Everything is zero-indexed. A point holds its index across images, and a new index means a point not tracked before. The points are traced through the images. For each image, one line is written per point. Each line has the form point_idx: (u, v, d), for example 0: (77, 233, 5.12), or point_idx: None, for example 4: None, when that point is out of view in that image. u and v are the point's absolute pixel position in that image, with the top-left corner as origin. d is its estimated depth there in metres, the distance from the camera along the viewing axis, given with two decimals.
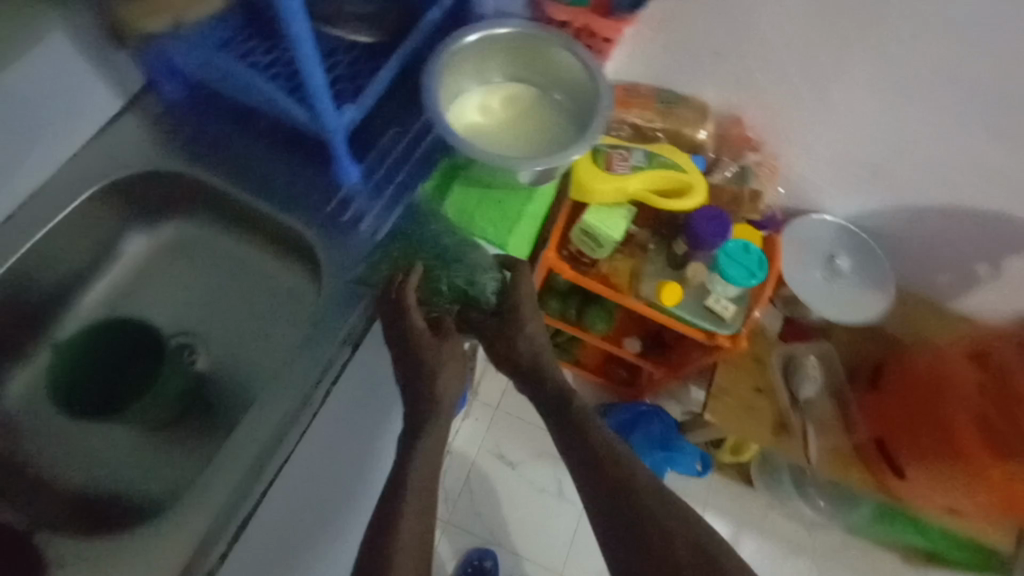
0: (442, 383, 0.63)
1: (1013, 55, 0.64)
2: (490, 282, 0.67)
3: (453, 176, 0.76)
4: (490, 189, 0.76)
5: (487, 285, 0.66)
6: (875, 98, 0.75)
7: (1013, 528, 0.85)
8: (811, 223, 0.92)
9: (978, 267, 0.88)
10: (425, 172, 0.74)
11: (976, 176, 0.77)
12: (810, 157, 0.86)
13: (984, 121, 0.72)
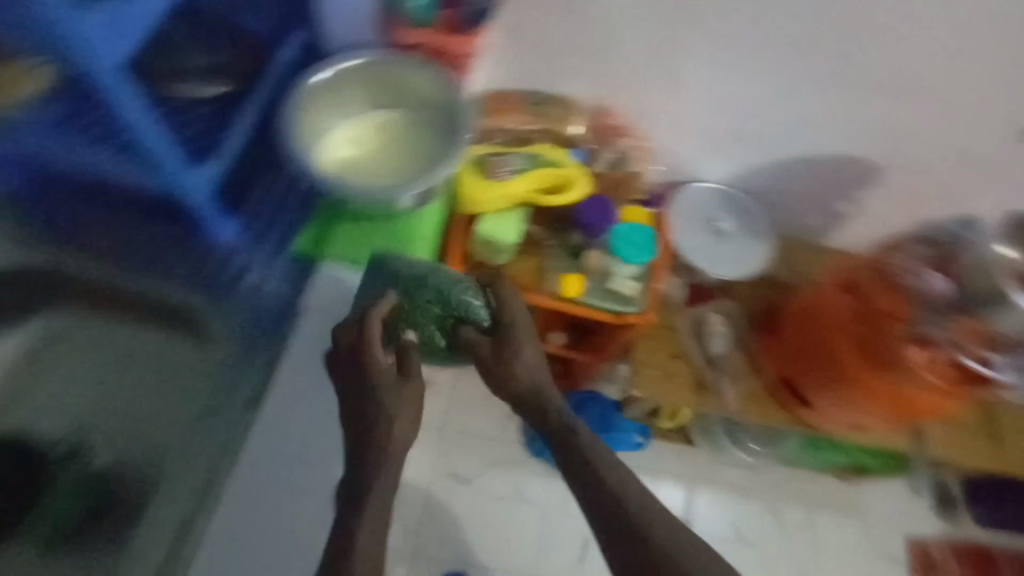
0: (396, 410, 0.65)
1: (817, 17, 0.71)
2: (469, 300, 0.71)
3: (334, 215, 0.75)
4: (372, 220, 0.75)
5: (465, 303, 0.71)
6: (718, 70, 0.80)
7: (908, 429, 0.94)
8: (693, 193, 0.96)
9: (839, 206, 0.97)
10: (304, 215, 0.77)
11: (817, 127, 0.85)
12: (678, 133, 0.90)
13: (813, 75, 0.78)
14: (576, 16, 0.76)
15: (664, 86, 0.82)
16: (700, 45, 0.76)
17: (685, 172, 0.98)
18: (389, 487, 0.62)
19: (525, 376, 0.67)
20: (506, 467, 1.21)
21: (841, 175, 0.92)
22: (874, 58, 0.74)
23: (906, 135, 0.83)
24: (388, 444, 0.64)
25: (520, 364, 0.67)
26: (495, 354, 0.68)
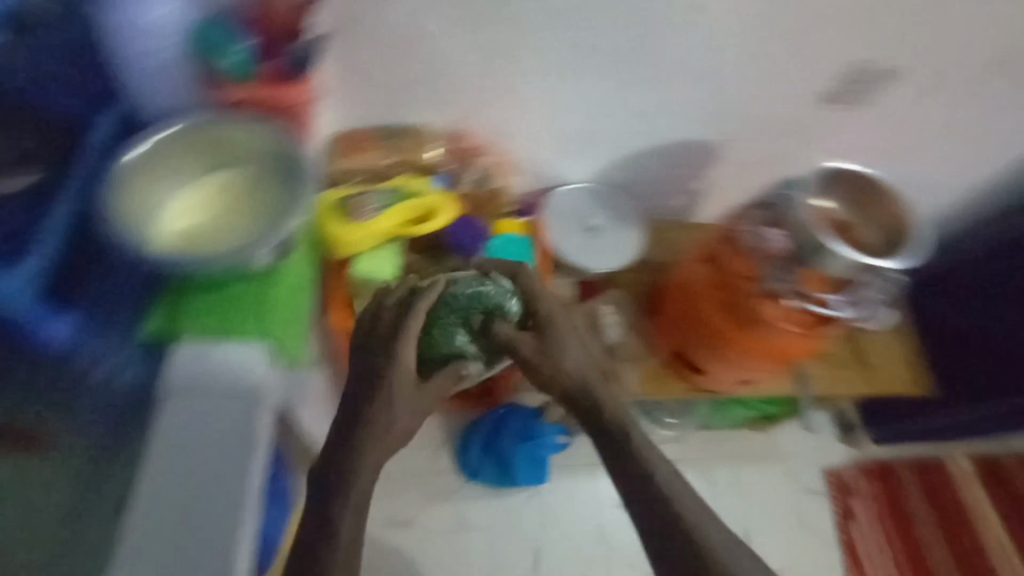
0: (399, 403, 0.66)
1: (631, 22, 0.76)
2: (507, 299, 0.76)
3: (180, 294, 0.67)
4: (227, 287, 0.67)
5: (504, 302, 0.75)
6: (555, 81, 0.83)
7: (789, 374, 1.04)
8: (561, 197, 0.99)
9: (693, 184, 1.04)
10: (147, 303, 0.67)
11: (655, 119, 0.91)
12: (535, 142, 0.93)
13: (642, 73, 0.84)
14: (404, 48, 0.76)
15: (508, 103, 0.85)
16: (531, 61, 0.79)
17: (549, 180, 1.01)
18: (366, 492, 0.62)
19: (568, 368, 0.71)
20: (450, 500, 1.20)
21: (687, 156, 0.99)
22: (689, 48, 0.81)
23: (733, 113, 0.91)
24: (385, 428, 0.65)
25: (567, 358, 0.71)
26: (542, 347, 0.72)
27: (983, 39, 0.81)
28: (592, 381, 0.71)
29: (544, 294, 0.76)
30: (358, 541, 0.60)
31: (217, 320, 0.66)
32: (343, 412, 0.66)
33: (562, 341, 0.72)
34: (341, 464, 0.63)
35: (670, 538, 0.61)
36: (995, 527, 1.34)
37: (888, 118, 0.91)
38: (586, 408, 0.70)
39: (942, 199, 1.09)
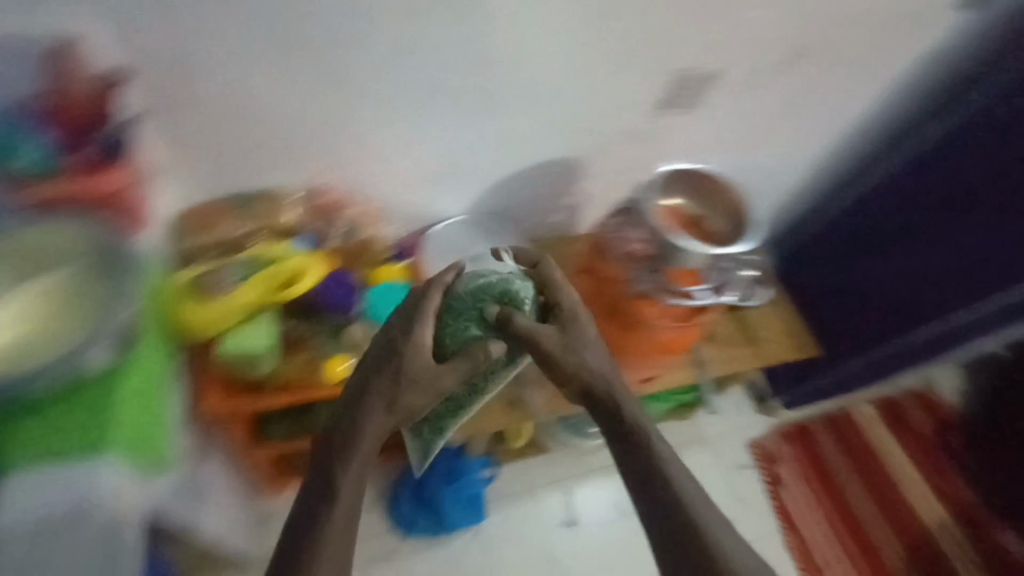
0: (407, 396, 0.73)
1: (462, 64, 0.77)
2: (524, 294, 0.82)
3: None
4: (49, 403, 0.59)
5: (522, 295, 0.81)
6: (403, 128, 0.82)
7: (685, 360, 1.10)
8: (437, 234, 0.99)
9: (567, 198, 1.07)
10: None
11: (513, 147, 0.92)
12: (398, 187, 0.92)
13: (487, 108, 0.84)
14: (232, 114, 0.73)
15: (359, 153, 0.84)
16: (370, 110, 0.78)
17: (425, 219, 1.00)
18: (363, 471, 0.69)
19: (580, 363, 0.75)
20: (398, 551, 1.19)
21: (555, 175, 1.02)
22: (528, 80, 0.82)
23: (587, 131, 0.94)
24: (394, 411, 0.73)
25: (584, 355, 0.75)
26: (565, 342, 0.75)
27: (787, 34, 0.88)
28: (601, 379, 0.75)
29: (564, 290, 0.79)
30: (351, 518, 0.67)
31: (40, 443, 0.58)
32: (359, 386, 0.74)
33: (580, 337, 0.76)
34: (342, 442, 0.71)
35: (662, 497, 0.70)
36: (903, 463, 1.49)
37: (723, 111, 0.98)
38: (596, 403, 0.75)
39: (792, 173, 1.19)
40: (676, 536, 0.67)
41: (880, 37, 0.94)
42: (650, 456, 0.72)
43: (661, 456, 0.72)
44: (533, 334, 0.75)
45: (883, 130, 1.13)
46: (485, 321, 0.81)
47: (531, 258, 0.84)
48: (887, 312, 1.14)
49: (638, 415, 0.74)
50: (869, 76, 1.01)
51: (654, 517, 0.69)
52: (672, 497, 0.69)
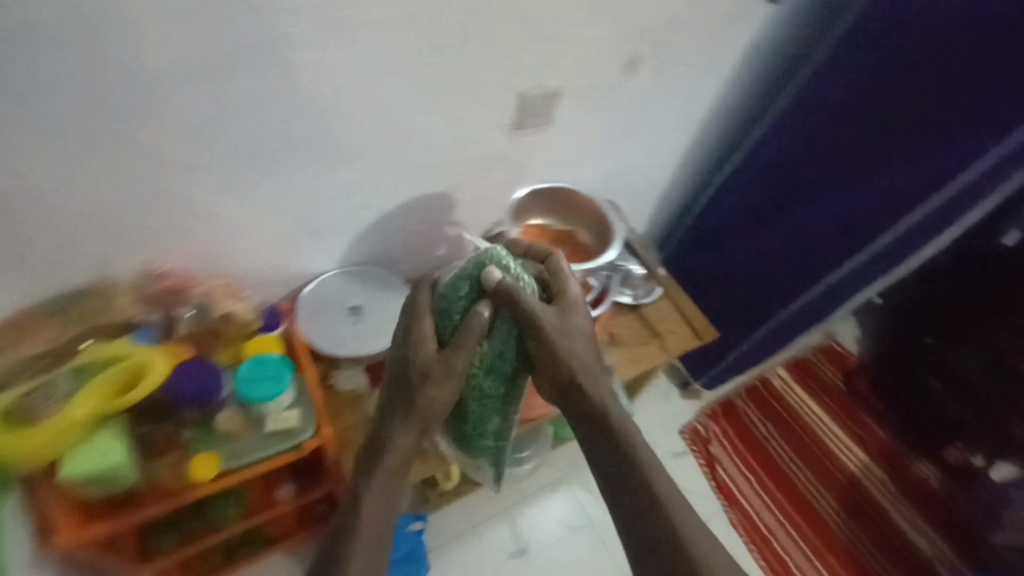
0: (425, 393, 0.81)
1: (284, 119, 0.73)
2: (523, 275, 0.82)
3: None
4: None
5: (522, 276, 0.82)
6: (240, 193, 0.78)
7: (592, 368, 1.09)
8: (309, 293, 0.94)
9: (448, 231, 1.06)
10: None
11: (372, 192, 0.90)
12: (253, 255, 0.87)
13: (327, 158, 0.81)
14: (28, 215, 0.66)
15: (202, 224, 0.79)
16: (199, 180, 0.74)
17: (300, 278, 0.96)
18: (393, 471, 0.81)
19: (569, 353, 0.80)
20: None
21: (428, 211, 1.00)
22: (365, 126, 0.80)
23: (443, 164, 0.93)
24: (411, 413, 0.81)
25: (573, 346, 0.80)
26: (562, 329, 0.79)
27: (617, 43, 0.91)
28: (581, 373, 0.81)
29: (567, 285, 0.83)
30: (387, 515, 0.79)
31: None
32: (392, 393, 0.82)
33: (573, 328, 0.81)
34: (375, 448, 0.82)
35: (629, 487, 0.79)
36: (821, 417, 1.57)
37: (577, 122, 1.00)
38: (582, 391, 0.82)
39: (662, 167, 1.24)
40: (640, 519, 0.77)
41: (709, 34, 1.00)
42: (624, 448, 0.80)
43: (630, 447, 0.80)
44: (536, 315, 0.77)
45: (735, 115, 1.20)
46: (487, 301, 0.79)
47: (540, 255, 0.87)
48: (771, 281, 1.23)
49: (613, 410, 0.82)
50: (708, 69, 1.07)
51: (619, 504, 0.80)
52: (639, 485, 0.78)
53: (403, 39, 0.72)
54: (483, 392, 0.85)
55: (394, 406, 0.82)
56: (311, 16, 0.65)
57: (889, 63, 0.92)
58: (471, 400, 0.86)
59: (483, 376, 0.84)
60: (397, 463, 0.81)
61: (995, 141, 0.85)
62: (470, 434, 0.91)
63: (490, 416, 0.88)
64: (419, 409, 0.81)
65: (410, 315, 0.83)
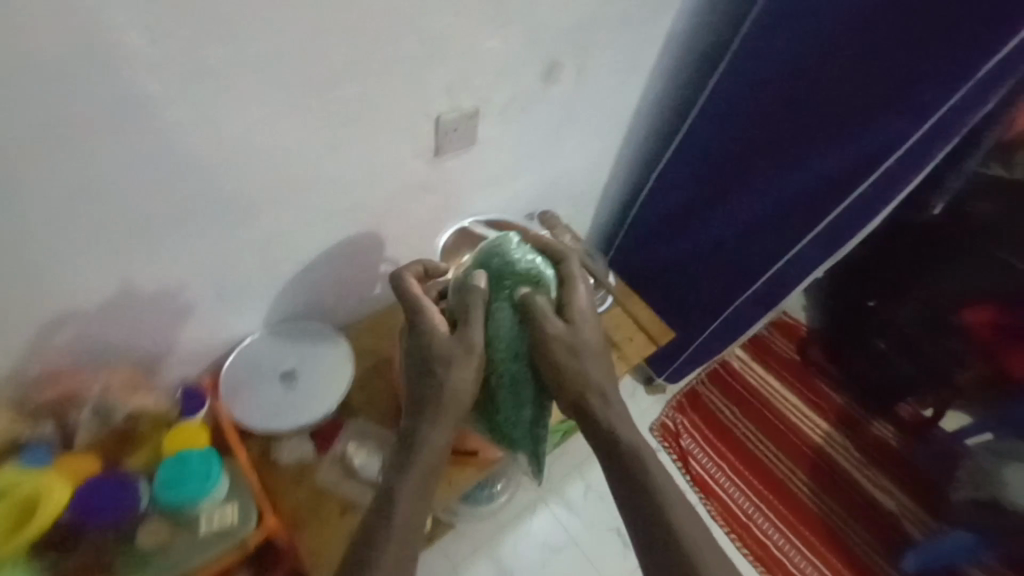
0: (451, 374, 0.76)
1: (166, 187, 0.64)
2: (538, 265, 0.83)
3: None
4: None
5: (538, 265, 0.82)
6: (130, 271, 0.69)
7: None
8: (227, 369, 0.85)
9: (381, 270, 0.99)
10: None
11: (288, 245, 0.81)
12: (161, 332, 0.78)
13: (229, 219, 0.72)
14: None
15: (85, 312, 0.68)
16: (70, 268, 0.64)
17: (220, 346, 0.87)
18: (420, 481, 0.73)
19: (579, 364, 0.79)
20: None
21: (356, 253, 0.92)
22: (266, 180, 0.71)
23: (364, 202, 0.85)
24: (440, 403, 0.76)
25: (582, 361, 0.79)
26: (571, 341, 0.79)
27: (533, 50, 0.85)
28: (595, 388, 0.79)
29: (579, 291, 0.83)
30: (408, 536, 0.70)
31: None
32: (418, 386, 0.77)
33: (583, 338, 0.80)
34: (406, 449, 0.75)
35: (641, 503, 0.74)
36: (781, 392, 1.59)
37: (504, 137, 0.95)
38: (589, 409, 0.79)
39: (597, 168, 1.21)
40: (651, 538, 0.72)
41: (628, 33, 0.96)
42: (634, 461, 0.76)
43: (642, 459, 0.76)
44: (545, 316, 0.79)
45: (664, 108, 1.18)
46: (512, 285, 0.81)
47: (555, 256, 0.86)
48: (721, 271, 1.22)
49: (622, 429, 0.78)
50: (631, 67, 1.03)
51: (636, 519, 0.74)
52: (651, 498, 0.74)
53: (295, 79, 0.64)
54: (507, 380, 0.79)
55: (419, 405, 0.77)
56: (170, 69, 0.55)
57: (812, 47, 0.91)
58: (497, 389, 0.80)
59: (505, 363, 0.79)
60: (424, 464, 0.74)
61: (923, 119, 0.85)
62: (501, 424, 0.81)
63: (516, 407, 0.81)
64: (447, 402, 0.76)
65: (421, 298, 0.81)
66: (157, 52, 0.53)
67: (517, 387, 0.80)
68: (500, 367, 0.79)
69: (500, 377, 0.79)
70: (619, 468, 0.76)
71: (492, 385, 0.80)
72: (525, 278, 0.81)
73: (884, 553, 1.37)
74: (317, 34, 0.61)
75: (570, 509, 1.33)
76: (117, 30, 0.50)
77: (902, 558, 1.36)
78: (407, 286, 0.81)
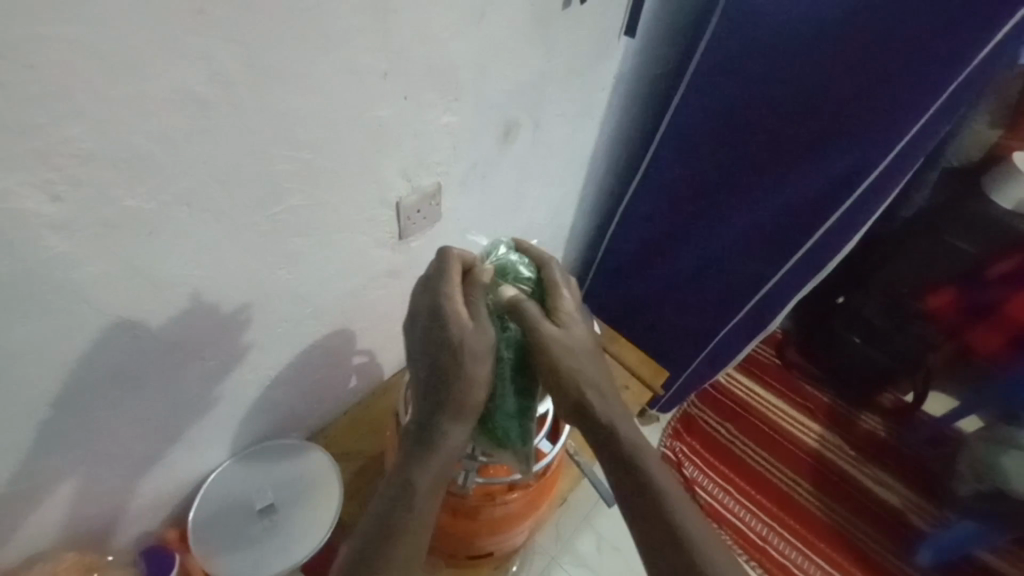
0: (474, 359, 0.63)
1: (97, 349, 0.54)
2: (521, 268, 0.73)
3: None
4: None
5: (520, 268, 0.73)
6: (65, 446, 0.58)
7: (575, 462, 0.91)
8: (196, 512, 0.75)
9: (355, 363, 0.90)
10: None
11: (246, 367, 0.72)
12: (110, 494, 0.67)
13: (177, 362, 0.63)
14: None
15: (9, 504, 0.57)
16: None
17: (179, 487, 0.76)
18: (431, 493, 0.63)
19: (571, 364, 0.67)
20: None
21: (325, 354, 0.83)
22: (214, 311, 0.62)
23: (329, 304, 0.77)
24: (467, 391, 0.64)
25: (581, 363, 0.68)
26: (566, 341, 0.67)
27: (487, 115, 0.78)
28: (586, 387, 0.67)
29: (566, 293, 0.71)
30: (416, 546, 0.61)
31: None
32: (437, 372, 0.64)
33: (576, 337, 0.69)
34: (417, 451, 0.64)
35: (644, 516, 0.63)
36: (770, 400, 1.58)
37: (468, 208, 0.88)
38: (589, 412, 0.67)
39: (561, 213, 1.15)
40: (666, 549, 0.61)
41: (578, 82, 0.91)
42: (633, 463, 0.65)
43: (643, 464, 0.65)
44: (531, 312, 0.67)
45: (621, 144, 1.16)
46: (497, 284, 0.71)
47: (536, 259, 0.74)
48: (700, 302, 1.18)
49: (624, 428, 0.67)
50: (585, 113, 0.99)
51: (643, 530, 0.63)
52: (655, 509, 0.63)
53: (234, 201, 0.56)
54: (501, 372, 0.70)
55: (436, 400, 0.65)
56: (84, 223, 0.46)
57: (764, 78, 0.91)
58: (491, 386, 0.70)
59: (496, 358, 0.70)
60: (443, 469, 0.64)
61: (892, 144, 0.84)
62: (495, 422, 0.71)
63: (512, 397, 0.71)
64: (470, 392, 0.64)
65: (449, 264, 0.66)
66: (64, 210, 0.45)
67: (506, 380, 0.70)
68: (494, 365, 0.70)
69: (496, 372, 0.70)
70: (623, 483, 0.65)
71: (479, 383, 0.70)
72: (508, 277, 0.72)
73: (897, 550, 1.36)
74: (253, 152, 0.54)
75: (585, 568, 1.23)
76: (11, 196, 0.42)
77: (915, 553, 1.35)
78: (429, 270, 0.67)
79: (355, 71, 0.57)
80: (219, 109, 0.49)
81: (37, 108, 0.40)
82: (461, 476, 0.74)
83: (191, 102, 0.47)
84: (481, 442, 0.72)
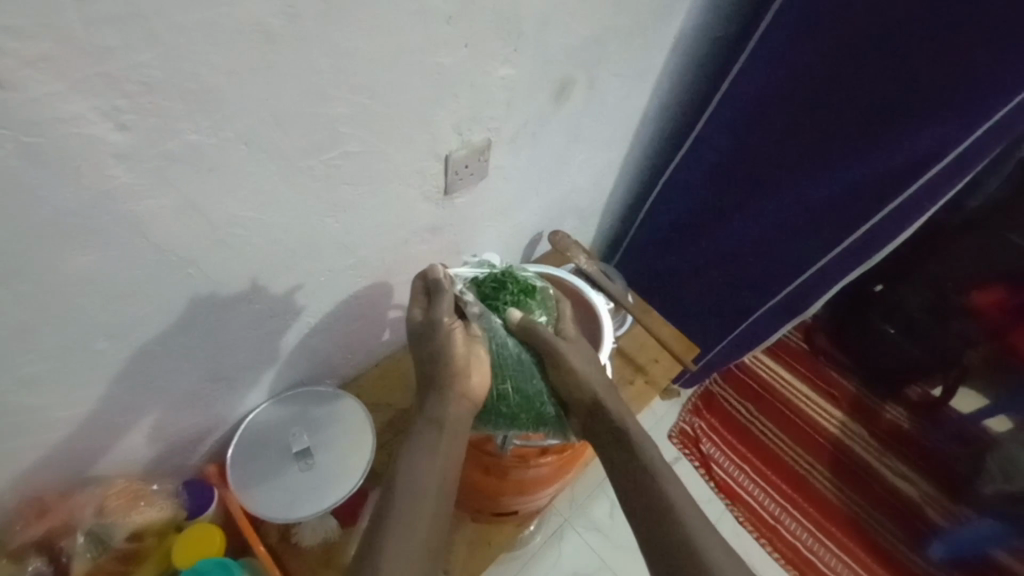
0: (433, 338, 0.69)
1: (150, 286, 0.54)
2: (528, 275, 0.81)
3: None
4: None
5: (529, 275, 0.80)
6: (114, 380, 0.59)
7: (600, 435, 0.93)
8: (238, 447, 0.77)
9: (390, 317, 0.90)
10: None
11: (291, 314, 0.72)
12: (154, 429, 0.69)
13: (224, 305, 0.62)
14: None
15: (61, 429, 0.59)
16: (40, 388, 0.54)
17: (216, 425, 0.78)
18: (418, 459, 0.64)
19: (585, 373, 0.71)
20: None
21: (363, 305, 0.83)
22: (261, 255, 0.61)
23: (372, 256, 0.76)
24: (436, 366, 0.69)
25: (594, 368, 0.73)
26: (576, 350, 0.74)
27: (546, 70, 0.75)
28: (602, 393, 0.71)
29: (565, 307, 0.79)
30: (418, 516, 0.60)
31: None
32: (427, 360, 0.70)
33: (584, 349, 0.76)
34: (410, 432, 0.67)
35: (651, 505, 0.65)
36: (796, 386, 1.55)
37: (516, 166, 0.85)
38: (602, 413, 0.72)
39: (604, 179, 1.12)
40: (657, 522, 0.64)
41: (639, 41, 0.86)
42: (644, 463, 0.68)
43: (655, 468, 0.68)
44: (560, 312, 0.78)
45: (674, 109, 1.10)
46: (477, 285, 0.76)
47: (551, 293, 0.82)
48: (739, 281, 1.15)
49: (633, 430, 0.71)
50: (640, 75, 0.94)
51: (651, 525, 0.64)
52: (662, 503, 0.65)
53: (291, 142, 0.54)
54: (522, 355, 0.72)
55: (425, 382, 0.71)
56: (147, 155, 0.45)
57: (839, 51, 0.84)
58: (511, 372, 0.72)
59: (507, 348, 0.71)
60: (440, 437, 0.66)
61: (976, 126, 0.78)
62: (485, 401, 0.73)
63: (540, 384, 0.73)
64: (452, 362, 0.68)
65: (414, 290, 0.74)
66: (129, 139, 0.44)
67: (527, 364, 0.72)
68: (504, 352, 0.71)
69: (511, 362, 0.71)
70: (643, 483, 0.67)
71: (500, 372, 0.72)
72: (517, 285, 0.76)
73: (911, 543, 1.36)
74: (312, 94, 0.52)
75: (599, 531, 1.25)
76: (79, 121, 0.41)
77: (928, 547, 1.35)
78: (413, 285, 0.74)
79: (422, 15, 0.54)
80: (284, 42, 0.47)
81: (106, 32, 0.38)
82: (501, 437, 0.77)
83: (258, 33, 0.45)
84: (523, 424, 0.74)
